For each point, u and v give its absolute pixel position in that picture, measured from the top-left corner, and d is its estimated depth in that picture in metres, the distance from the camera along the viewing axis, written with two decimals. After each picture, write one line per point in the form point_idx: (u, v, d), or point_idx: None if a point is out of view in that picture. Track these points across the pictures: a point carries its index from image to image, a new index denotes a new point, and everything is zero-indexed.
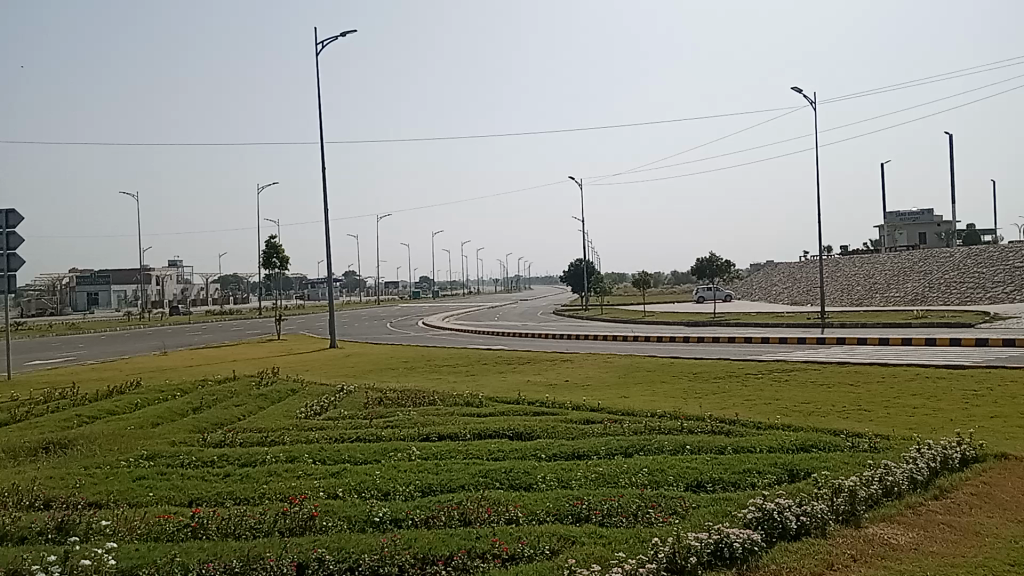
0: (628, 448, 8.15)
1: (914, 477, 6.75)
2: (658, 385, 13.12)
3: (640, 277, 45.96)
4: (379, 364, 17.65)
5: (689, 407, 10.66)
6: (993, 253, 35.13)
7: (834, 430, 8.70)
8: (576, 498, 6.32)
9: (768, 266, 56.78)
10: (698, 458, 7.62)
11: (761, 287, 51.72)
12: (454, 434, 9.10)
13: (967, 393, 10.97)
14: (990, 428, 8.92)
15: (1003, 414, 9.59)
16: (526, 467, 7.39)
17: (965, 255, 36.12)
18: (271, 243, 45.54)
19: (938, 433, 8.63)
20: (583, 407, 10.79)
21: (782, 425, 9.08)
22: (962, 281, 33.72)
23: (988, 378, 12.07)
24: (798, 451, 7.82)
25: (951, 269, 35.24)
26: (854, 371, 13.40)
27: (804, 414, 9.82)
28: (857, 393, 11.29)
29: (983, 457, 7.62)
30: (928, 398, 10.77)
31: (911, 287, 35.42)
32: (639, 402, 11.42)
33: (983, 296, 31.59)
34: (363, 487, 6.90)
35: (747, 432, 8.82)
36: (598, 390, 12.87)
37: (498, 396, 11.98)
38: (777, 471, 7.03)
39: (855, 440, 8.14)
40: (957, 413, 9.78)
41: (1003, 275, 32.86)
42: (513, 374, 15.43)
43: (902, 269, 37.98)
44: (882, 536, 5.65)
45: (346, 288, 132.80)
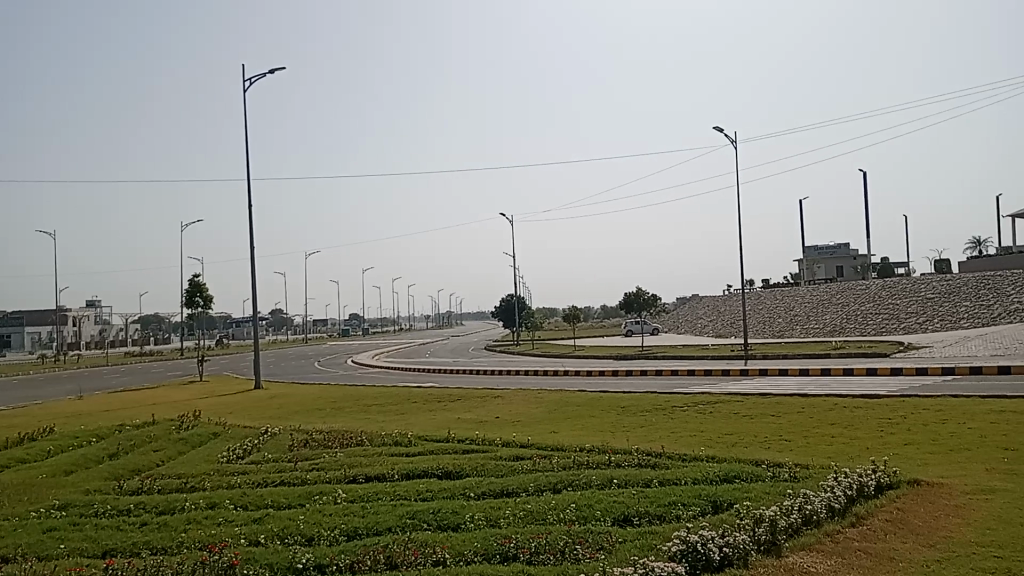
0: (557, 484, 8.18)
1: (831, 505, 6.95)
2: (586, 420, 13.22)
3: (570, 311, 46.32)
4: (306, 405, 17.30)
5: (617, 441, 10.77)
6: (905, 285, 36.62)
7: (757, 461, 8.90)
8: (503, 537, 6.30)
9: (694, 300, 57.96)
10: (625, 492, 7.68)
11: (688, 320, 52.76)
12: (382, 475, 9.00)
13: (882, 422, 11.35)
14: (904, 455, 9.27)
15: (916, 441, 9.98)
16: (454, 507, 7.33)
17: (880, 287, 37.55)
18: (195, 281, 44.51)
19: (853, 461, 8.94)
20: (513, 444, 10.79)
21: (705, 457, 9.25)
22: (877, 312, 35.03)
23: (901, 407, 12.54)
24: (721, 482, 7.97)
25: (867, 301, 36.59)
26: (776, 402, 13.75)
27: (727, 445, 10.03)
28: (778, 424, 11.60)
29: (897, 484, 7.90)
30: (846, 427, 11.14)
31: (830, 318, 36.62)
32: (569, 436, 11.48)
33: (898, 326, 32.78)
34: (287, 532, 6.75)
35: (673, 464, 8.98)
36: (528, 426, 12.89)
37: (427, 434, 11.91)
38: (701, 503, 7.14)
39: (776, 470, 8.35)
40: (873, 441, 10.14)
41: (915, 305, 34.21)
42: (443, 412, 15.35)
43: (820, 302, 39.29)
44: (800, 564, 5.79)
45: (274, 326, 130.71)
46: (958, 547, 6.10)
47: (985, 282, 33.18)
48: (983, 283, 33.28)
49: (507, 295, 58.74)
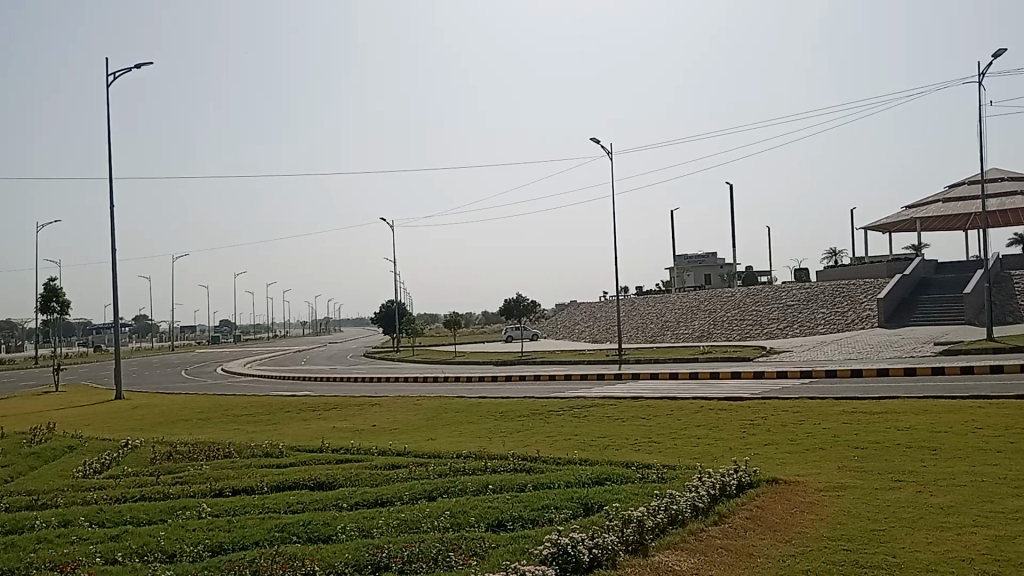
0: (432, 491, 8.16)
1: (695, 504, 7.23)
2: (463, 426, 13.23)
3: (450, 318, 46.28)
4: (171, 416, 16.56)
5: (494, 446, 10.85)
6: (768, 292, 38.56)
7: (627, 463, 9.17)
8: (375, 547, 6.24)
9: (571, 306, 59.10)
10: (499, 498, 7.75)
11: (565, 326, 53.71)
12: (251, 487, 8.72)
13: (745, 423, 11.91)
14: (763, 455, 9.76)
15: (775, 441, 10.52)
16: (326, 518, 7.20)
17: (744, 295, 39.41)
18: (51, 285, 41.85)
19: (717, 461, 9.34)
20: (388, 452, 10.68)
21: (578, 460, 9.45)
22: (742, 318, 36.74)
23: (762, 408, 13.21)
24: (592, 484, 8.16)
25: (733, 307, 38.33)
26: (647, 405, 14.20)
27: (600, 448, 10.28)
28: (648, 426, 11.98)
29: (756, 482, 8.31)
30: (711, 429, 11.62)
31: (699, 324, 38.13)
32: (445, 443, 11.46)
33: (761, 331, 34.49)
34: (146, 550, 6.44)
35: (547, 467, 9.13)
36: (405, 434, 12.79)
37: (300, 444, 11.63)
38: (573, 506, 7.30)
39: (646, 471, 8.61)
40: (736, 441, 10.62)
41: (777, 311, 36.08)
42: (317, 421, 15.01)
43: (690, 308, 40.85)
44: (666, 563, 6.00)
45: (138, 332, 124.44)
46: (812, 541, 6.46)
47: (839, 290, 35.36)
48: (837, 290, 35.46)
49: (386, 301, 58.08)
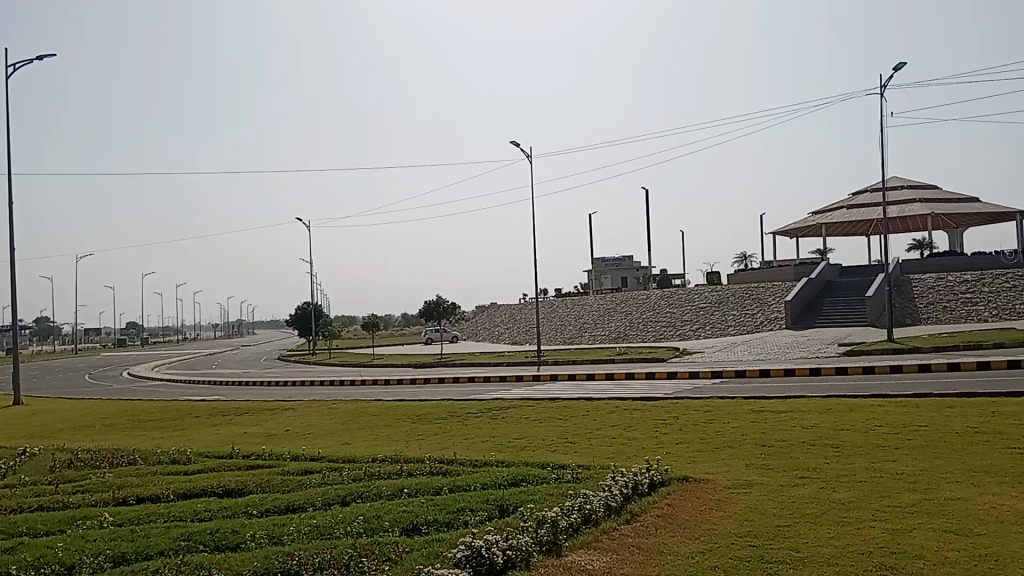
0: (346, 496, 8.06)
1: (608, 504, 7.35)
2: (379, 430, 13.11)
3: (368, 320, 45.80)
4: (72, 422, 15.88)
5: (409, 450, 10.79)
6: (681, 294, 39.48)
7: (542, 463, 9.24)
8: (286, 554, 6.12)
9: (490, 308, 59.23)
10: (414, 501, 7.70)
11: (484, 328, 53.80)
12: (156, 495, 8.44)
13: (658, 423, 12.16)
14: (675, 454, 9.99)
15: (687, 440, 10.77)
16: (235, 525, 7.02)
17: (659, 297, 40.23)
18: None
19: (631, 461, 9.51)
20: (301, 457, 10.50)
21: (495, 462, 9.48)
22: (657, 320, 37.51)
23: (675, 408, 13.51)
24: (508, 486, 8.20)
25: (648, 309, 39.09)
26: (564, 406, 14.35)
27: (516, 450, 10.34)
28: (564, 427, 12.12)
29: (668, 481, 8.49)
30: (625, 428, 11.83)
31: (616, 326, 38.76)
32: (360, 447, 11.33)
33: (675, 333, 35.27)
34: (42, 562, 6.16)
35: (463, 470, 9.13)
36: (319, 438, 12.59)
37: (210, 450, 11.32)
38: (488, 508, 7.31)
39: (561, 472, 8.70)
40: (649, 441, 10.83)
41: (690, 313, 36.96)
42: (228, 426, 14.64)
43: (607, 310, 41.48)
44: (579, 562, 6.07)
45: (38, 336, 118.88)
46: (720, 538, 6.64)
47: (748, 292, 36.47)
48: (747, 293, 36.56)
49: (302, 303, 57.03)
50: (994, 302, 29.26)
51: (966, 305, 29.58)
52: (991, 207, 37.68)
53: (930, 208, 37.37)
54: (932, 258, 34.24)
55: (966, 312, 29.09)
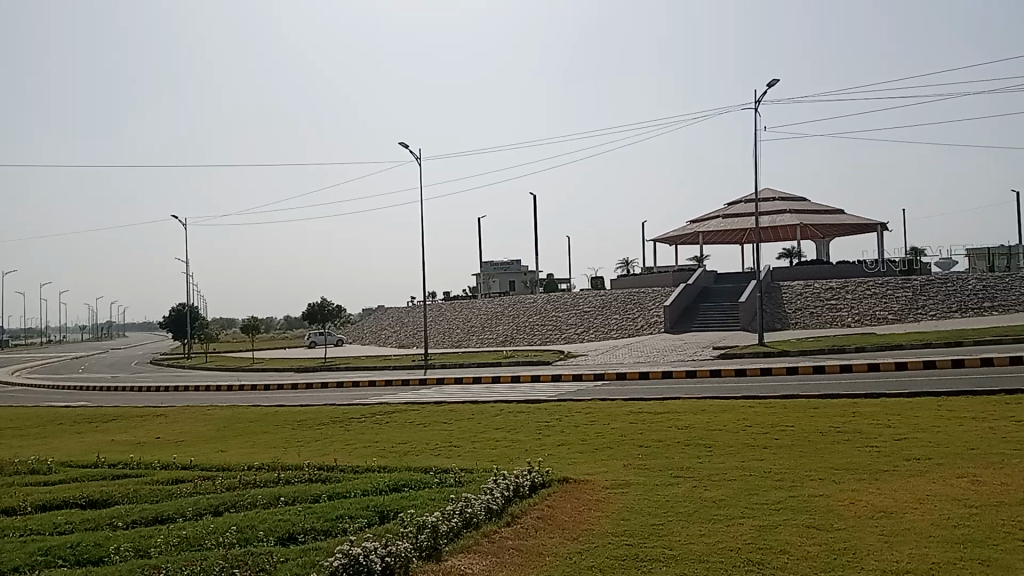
0: (219, 505, 7.76)
1: (489, 507, 7.37)
2: (257, 436, 12.71)
3: (249, 322, 44.39)
4: None
5: (288, 456, 10.51)
6: (567, 298, 40.12)
7: (425, 468, 9.18)
8: (152, 568, 5.84)
9: (377, 311, 58.52)
10: (290, 510, 7.51)
11: (370, 331, 53.09)
12: (10, 508, 7.89)
13: (541, 425, 12.30)
14: (557, 455, 10.12)
15: (569, 442, 10.94)
16: (97, 538, 6.65)
17: (545, 301, 40.75)
18: None
19: (513, 463, 9.57)
20: (173, 466, 10.06)
21: (376, 467, 9.35)
22: (543, 323, 37.98)
23: (558, 410, 13.71)
24: (389, 491, 8.10)
25: (534, 313, 39.53)
26: (449, 410, 14.31)
27: (399, 455, 10.23)
28: (448, 431, 12.08)
29: (549, 482, 8.58)
30: (509, 431, 11.90)
31: (502, 329, 39.01)
32: (237, 455, 10.95)
33: (560, 336, 35.81)
34: None
35: (343, 476, 8.96)
36: (193, 446, 12.09)
37: (73, 460, 10.68)
38: (368, 514, 7.20)
39: (443, 476, 8.67)
40: (532, 443, 10.93)
41: (575, 316, 37.61)
42: (95, 434, 13.86)
43: (494, 314, 41.68)
44: (459, 566, 6.06)
45: None
46: (597, 538, 6.77)
47: (631, 297, 37.43)
48: (629, 297, 37.52)
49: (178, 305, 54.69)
50: (855, 308, 31.11)
51: (830, 311, 31.33)
52: (854, 219, 40.07)
53: (800, 219, 39.38)
54: (800, 266, 36.09)
55: (830, 318, 30.81)
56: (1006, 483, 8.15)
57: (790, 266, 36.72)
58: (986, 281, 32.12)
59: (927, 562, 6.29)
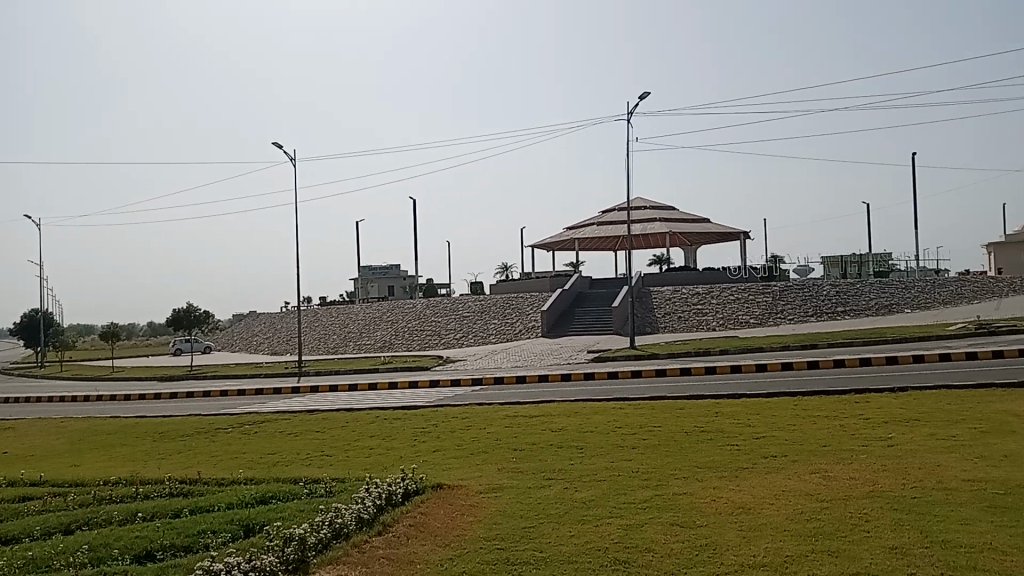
0: (70, 524, 7.32)
1: (360, 517, 7.27)
2: (115, 449, 12.05)
3: (110, 329, 42.13)
4: None
5: (149, 470, 10.03)
6: (446, 303, 40.09)
7: (294, 478, 8.95)
8: None
9: (250, 317, 56.73)
10: (149, 526, 7.16)
11: (242, 337, 51.40)
12: None
13: (416, 431, 12.23)
14: (431, 462, 10.08)
15: (444, 448, 10.92)
16: None
17: (424, 306, 40.57)
18: None
19: (385, 471, 9.46)
20: (19, 483, 9.41)
21: (243, 479, 9.05)
22: (421, 328, 37.82)
23: (434, 416, 13.66)
24: (255, 504, 7.86)
25: (413, 318, 39.31)
26: (322, 418, 14.02)
27: (267, 465, 9.94)
28: (321, 439, 11.84)
29: (422, 489, 8.53)
30: (383, 438, 11.77)
31: (380, 334, 38.60)
32: (92, 469, 10.35)
33: (439, 341, 35.76)
34: None
35: (207, 489, 8.62)
36: (43, 461, 11.34)
37: None
38: (232, 528, 6.96)
39: (313, 486, 8.48)
40: (406, 450, 10.85)
41: (454, 321, 37.62)
42: None
43: (371, 319, 41.17)
44: None
45: None
46: (469, 543, 6.78)
47: (509, 302, 37.78)
48: (508, 302, 37.87)
49: (30, 310, 51.29)
50: (721, 312, 32.52)
51: (697, 315, 32.61)
52: (720, 228, 41.92)
53: (670, 227, 40.84)
54: (670, 272, 37.42)
55: (697, 322, 32.06)
56: (854, 477, 8.71)
57: (661, 272, 38.01)
58: (839, 287, 34.25)
59: (781, 555, 6.63)
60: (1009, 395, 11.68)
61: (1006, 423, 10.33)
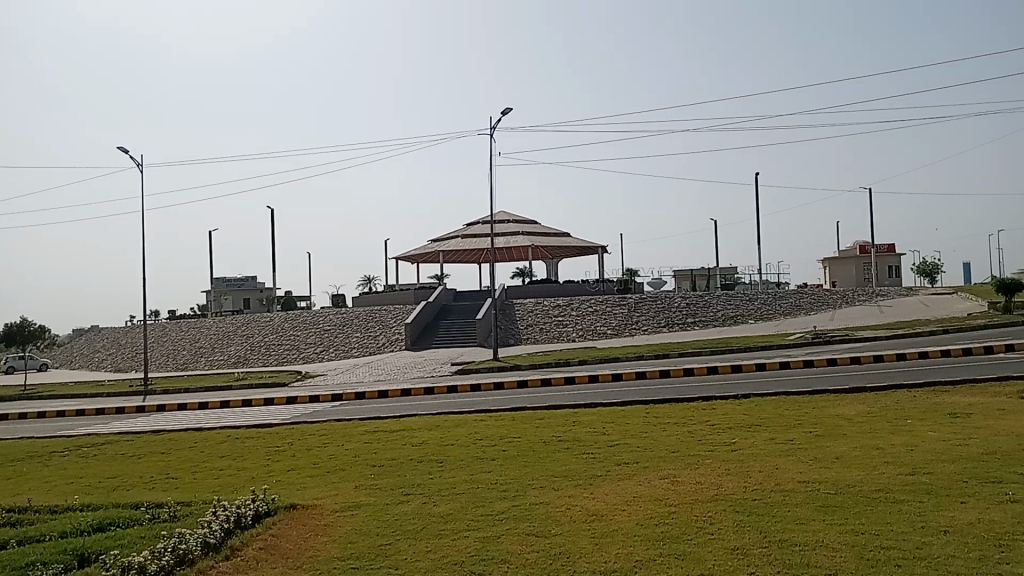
0: None
1: (206, 541, 6.98)
2: None
3: None
4: None
5: None
6: (305, 316, 39.11)
7: (136, 503, 8.48)
8: None
9: (91, 332, 53.37)
10: None
11: (83, 354, 48.25)
12: None
13: (270, 450, 11.84)
14: (285, 481, 9.79)
15: (299, 466, 10.63)
16: None
17: (282, 319, 39.42)
18: None
19: (235, 492, 9.11)
20: None
21: (78, 506, 8.48)
22: (279, 343, 36.74)
23: (289, 434, 13.28)
24: (91, 532, 7.38)
25: (270, 332, 38.13)
26: (169, 438, 13.35)
27: (106, 490, 9.37)
28: (167, 461, 11.27)
29: (274, 510, 8.26)
30: (235, 459, 11.34)
31: (235, 350, 37.21)
32: None
33: (297, 356, 34.86)
34: None
35: (37, 518, 8.03)
36: None
37: None
38: (64, 559, 6.52)
39: (156, 511, 8.06)
40: (258, 470, 10.49)
41: (313, 335, 36.76)
42: None
43: (225, 333, 39.62)
44: None
45: None
46: (321, 564, 6.64)
47: (370, 315, 37.30)
48: (370, 315, 37.38)
49: None
50: (579, 323, 33.35)
51: (557, 326, 33.31)
52: (580, 242, 43.00)
53: (532, 240, 41.53)
54: (532, 285, 38.07)
55: (557, 333, 32.74)
56: (700, 481, 9.11)
57: (523, 285, 38.58)
58: (690, 299, 35.86)
59: (631, 560, 6.85)
60: (840, 400, 12.56)
61: (837, 426, 11.09)
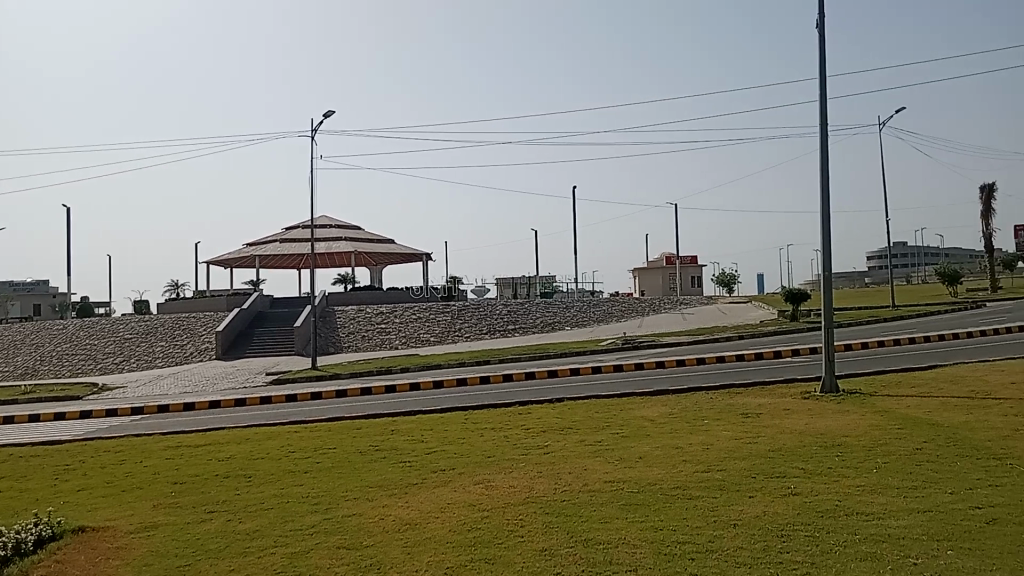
0: None
1: None
2: None
3: None
4: None
5: None
6: (104, 323, 36.48)
7: None
8: None
9: None
10: None
11: None
12: None
13: (59, 469, 10.97)
14: (76, 502, 9.11)
15: (92, 486, 9.92)
16: None
17: (77, 327, 36.57)
18: None
19: (17, 517, 8.37)
20: None
21: None
22: (74, 352, 34.05)
23: (82, 451, 12.36)
24: None
25: (64, 341, 35.28)
26: None
27: None
28: None
29: (61, 533, 7.67)
30: (16, 479, 10.41)
31: (22, 360, 34.12)
32: None
33: (95, 367, 32.46)
34: None
35: None
36: None
37: None
38: None
39: None
40: (44, 491, 9.69)
41: (114, 343, 34.36)
42: None
43: (11, 342, 36.24)
44: None
45: None
46: None
47: (179, 322, 35.36)
48: (178, 322, 35.43)
49: None
50: (402, 331, 33.24)
51: (380, 334, 32.99)
52: (403, 249, 42.86)
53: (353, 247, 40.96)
54: (353, 292, 37.53)
55: (379, 341, 32.44)
56: (512, 485, 9.33)
57: (344, 291, 37.93)
58: (510, 307, 36.66)
59: (442, 567, 6.92)
60: (646, 402, 13.26)
61: (643, 427, 11.71)
